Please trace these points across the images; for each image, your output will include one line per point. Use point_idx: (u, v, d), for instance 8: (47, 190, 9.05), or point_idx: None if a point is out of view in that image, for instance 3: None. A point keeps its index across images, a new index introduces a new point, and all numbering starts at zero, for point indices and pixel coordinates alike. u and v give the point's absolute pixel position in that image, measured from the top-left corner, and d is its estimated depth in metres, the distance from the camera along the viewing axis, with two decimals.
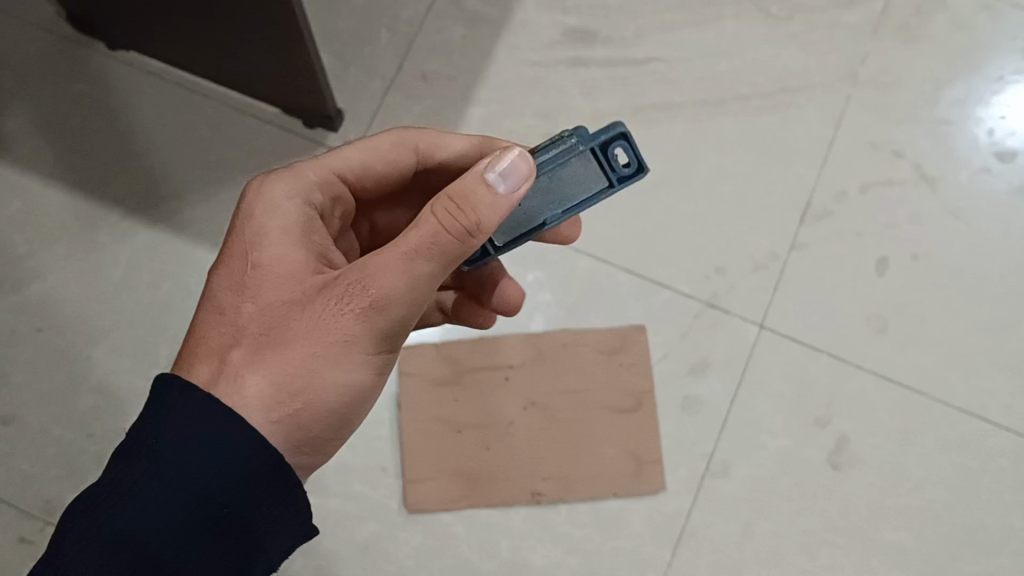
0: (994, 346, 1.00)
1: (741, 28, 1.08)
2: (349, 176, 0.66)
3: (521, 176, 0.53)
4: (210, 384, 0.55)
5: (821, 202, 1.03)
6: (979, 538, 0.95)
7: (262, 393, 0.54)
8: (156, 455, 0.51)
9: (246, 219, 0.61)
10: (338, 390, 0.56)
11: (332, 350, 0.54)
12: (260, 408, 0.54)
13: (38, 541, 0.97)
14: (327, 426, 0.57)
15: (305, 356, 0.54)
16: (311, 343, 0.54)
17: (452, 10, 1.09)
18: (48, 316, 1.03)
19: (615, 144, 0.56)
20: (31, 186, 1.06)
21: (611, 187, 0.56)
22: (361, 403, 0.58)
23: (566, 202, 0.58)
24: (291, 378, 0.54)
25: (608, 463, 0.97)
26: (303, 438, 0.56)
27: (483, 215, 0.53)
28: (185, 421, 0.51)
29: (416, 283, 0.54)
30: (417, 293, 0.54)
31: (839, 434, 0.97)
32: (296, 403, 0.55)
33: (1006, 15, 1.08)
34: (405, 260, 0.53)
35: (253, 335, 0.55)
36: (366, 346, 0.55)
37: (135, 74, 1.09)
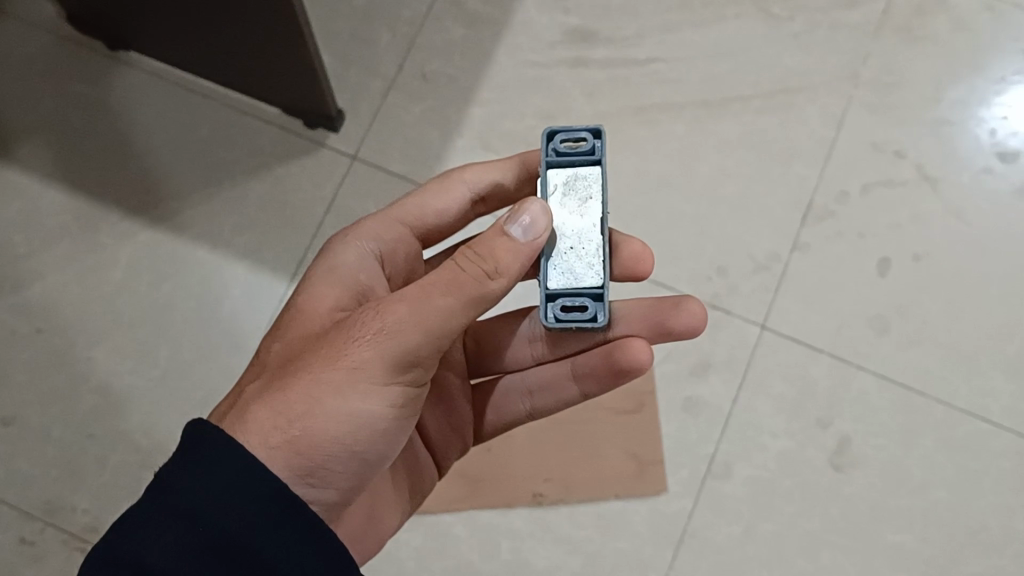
0: (996, 347, 0.99)
1: (742, 28, 1.08)
2: (412, 224, 0.69)
3: (538, 233, 0.56)
4: (226, 419, 0.55)
5: (822, 202, 1.03)
6: (980, 539, 0.95)
7: (265, 416, 0.53)
8: (179, 493, 0.50)
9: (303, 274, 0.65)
10: (343, 419, 0.55)
11: (339, 374, 0.54)
12: (260, 429, 0.53)
13: (38, 542, 0.96)
14: (330, 459, 0.55)
15: (310, 380, 0.54)
16: (318, 368, 0.55)
17: (453, 10, 1.09)
18: (48, 317, 1.02)
19: (564, 140, 0.63)
20: (31, 186, 1.06)
21: (598, 163, 0.62)
22: (367, 439, 0.57)
23: (598, 206, 0.62)
24: (294, 402, 0.54)
25: (609, 464, 0.97)
26: (304, 469, 0.54)
27: (501, 259, 0.56)
28: (212, 456, 0.51)
29: (429, 315, 0.55)
30: (427, 324, 0.55)
31: (840, 435, 0.97)
32: (295, 429, 0.53)
33: (1008, 15, 1.08)
34: (420, 293, 0.55)
35: (273, 372, 0.57)
36: (373, 375, 0.55)
37: (136, 75, 1.08)
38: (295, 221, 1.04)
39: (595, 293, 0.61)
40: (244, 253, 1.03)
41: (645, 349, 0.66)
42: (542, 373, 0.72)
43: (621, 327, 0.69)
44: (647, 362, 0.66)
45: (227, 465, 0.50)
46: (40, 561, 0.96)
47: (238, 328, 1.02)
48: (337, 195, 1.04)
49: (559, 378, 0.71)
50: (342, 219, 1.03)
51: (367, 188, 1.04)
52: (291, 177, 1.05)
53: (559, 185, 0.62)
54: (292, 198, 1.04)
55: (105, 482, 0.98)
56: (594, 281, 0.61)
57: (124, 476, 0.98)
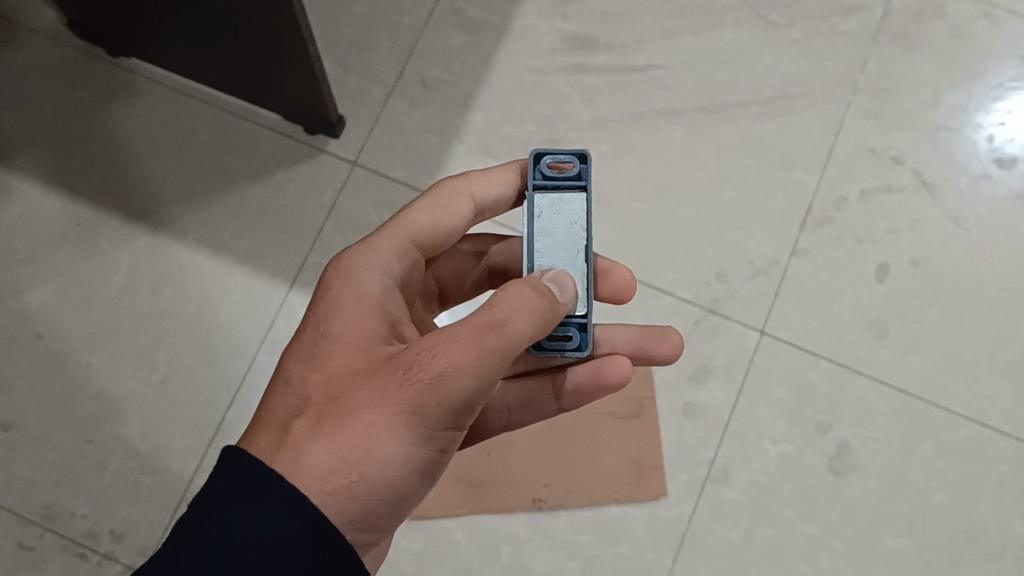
0: (995, 352, 1.00)
1: (740, 35, 1.09)
2: (421, 240, 0.66)
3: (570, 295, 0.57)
4: (270, 455, 0.53)
5: (821, 208, 1.03)
6: (979, 544, 0.95)
7: (319, 462, 0.51)
8: (219, 535, 0.49)
9: (322, 293, 0.60)
10: (397, 465, 0.53)
11: (394, 420, 0.52)
12: (312, 476, 0.51)
13: (38, 547, 0.96)
14: (381, 503, 0.54)
15: (365, 425, 0.52)
16: (372, 412, 0.52)
17: (452, 17, 1.09)
18: (48, 322, 1.03)
19: (550, 162, 0.63)
20: (31, 192, 1.06)
21: (583, 187, 0.63)
22: (417, 482, 0.55)
23: (581, 231, 0.63)
24: (350, 447, 0.52)
25: (609, 469, 0.97)
26: (359, 513, 0.53)
27: (549, 307, 0.55)
28: (260, 502, 0.50)
29: (485, 359, 0.52)
30: (485, 368, 0.52)
31: (840, 440, 0.97)
32: (350, 475, 0.52)
33: (1005, 23, 1.08)
34: (475, 336, 0.52)
35: (318, 405, 0.54)
36: (428, 420, 0.52)
37: (138, 80, 1.09)
38: (295, 227, 1.04)
39: (579, 322, 0.63)
40: (244, 258, 1.04)
41: (623, 364, 0.69)
42: (522, 388, 0.71)
43: (603, 349, 0.72)
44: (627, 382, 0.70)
45: (273, 510, 0.49)
46: (39, 567, 0.96)
47: (238, 334, 1.02)
48: (337, 202, 1.04)
49: (541, 395, 0.70)
50: (343, 224, 1.03)
51: (367, 193, 1.04)
52: (291, 183, 1.05)
53: (546, 207, 0.63)
54: (292, 204, 1.05)
55: (105, 488, 0.98)
56: (579, 310, 0.63)
57: (124, 481, 0.98)
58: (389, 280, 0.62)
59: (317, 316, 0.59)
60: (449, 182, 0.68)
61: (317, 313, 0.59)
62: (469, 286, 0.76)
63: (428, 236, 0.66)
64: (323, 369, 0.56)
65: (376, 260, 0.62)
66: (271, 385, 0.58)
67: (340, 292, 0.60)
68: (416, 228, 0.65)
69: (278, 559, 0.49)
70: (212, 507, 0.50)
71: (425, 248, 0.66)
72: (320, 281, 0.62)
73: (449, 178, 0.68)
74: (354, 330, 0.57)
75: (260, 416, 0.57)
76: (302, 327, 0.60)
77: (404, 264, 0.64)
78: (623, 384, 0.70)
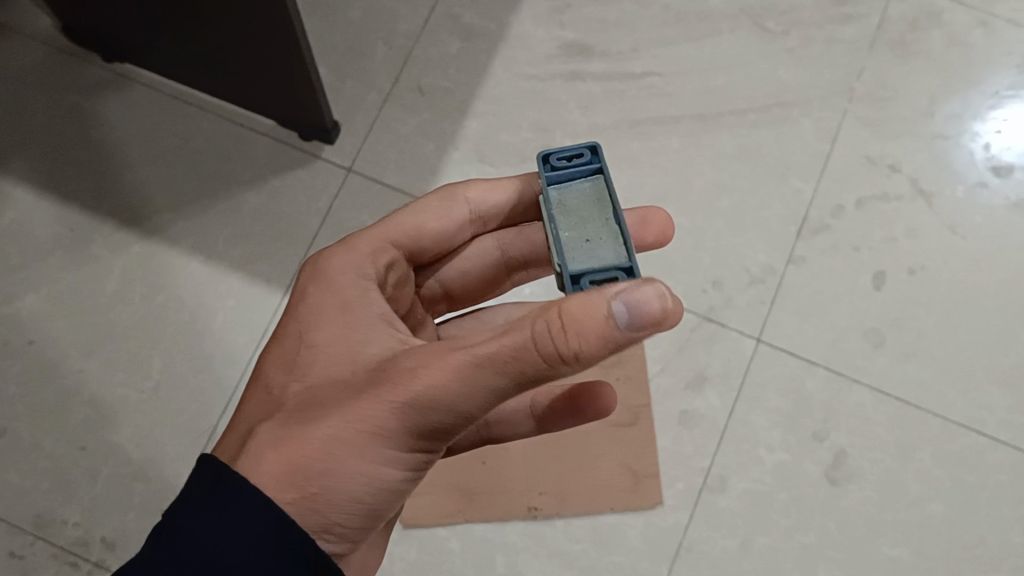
0: (992, 361, 0.99)
1: (737, 43, 1.09)
2: (405, 243, 0.66)
3: (648, 326, 0.44)
4: (236, 460, 0.53)
5: (818, 216, 1.03)
6: (977, 553, 0.95)
7: (283, 471, 0.51)
8: (193, 536, 0.48)
9: (302, 295, 0.60)
10: (364, 480, 0.52)
11: (366, 435, 0.50)
12: (277, 483, 0.51)
13: (28, 556, 0.95)
14: (348, 515, 0.53)
15: (335, 440, 0.51)
16: (344, 429, 0.51)
17: (449, 23, 1.09)
18: (41, 328, 1.02)
19: (557, 157, 0.57)
20: (24, 198, 1.06)
21: (599, 169, 0.56)
22: (387, 497, 0.54)
23: (607, 205, 0.54)
24: (315, 457, 0.51)
25: (605, 477, 0.97)
26: (326, 523, 0.52)
27: (587, 338, 0.45)
28: (234, 510, 0.49)
29: (474, 387, 0.48)
30: (473, 399, 0.49)
31: (837, 449, 0.97)
32: (315, 486, 0.51)
33: (1001, 32, 1.09)
34: (468, 366, 0.48)
35: (290, 412, 0.53)
36: (399, 438, 0.51)
37: (131, 86, 1.08)
38: (289, 233, 1.03)
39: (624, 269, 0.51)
40: (238, 265, 1.03)
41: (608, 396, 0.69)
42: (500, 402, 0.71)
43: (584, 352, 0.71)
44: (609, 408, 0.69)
45: (245, 520, 0.49)
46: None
47: (231, 342, 1.01)
48: (331, 208, 1.04)
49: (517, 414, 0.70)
50: (336, 229, 1.03)
51: (362, 200, 1.04)
52: (286, 189, 1.05)
53: (562, 199, 0.56)
54: (286, 210, 1.04)
55: (96, 495, 0.97)
56: (619, 259, 0.51)
57: (115, 489, 0.97)
58: (366, 280, 0.60)
59: (298, 320, 0.58)
60: (441, 189, 0.68)
61: (298, 318, 0.58)
62: (474, 280, 0.73)
63: (412, 238, 0.66)
64: (301, 379, 0.55)
65: (355, 262, 0.60)
66: (247, 387, 0.58)
67: (322, 297, 0.59)
68: (399, 230, 0.65)
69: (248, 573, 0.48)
70: (186, 516, 0.49)
71: (410, 250, 0.66)
72: (298, 281, 0.61)
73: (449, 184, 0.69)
74: (337, 338, 0.56)
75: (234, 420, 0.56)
76: (284, 326, 0.59)
77: (380, 263, 0.63)
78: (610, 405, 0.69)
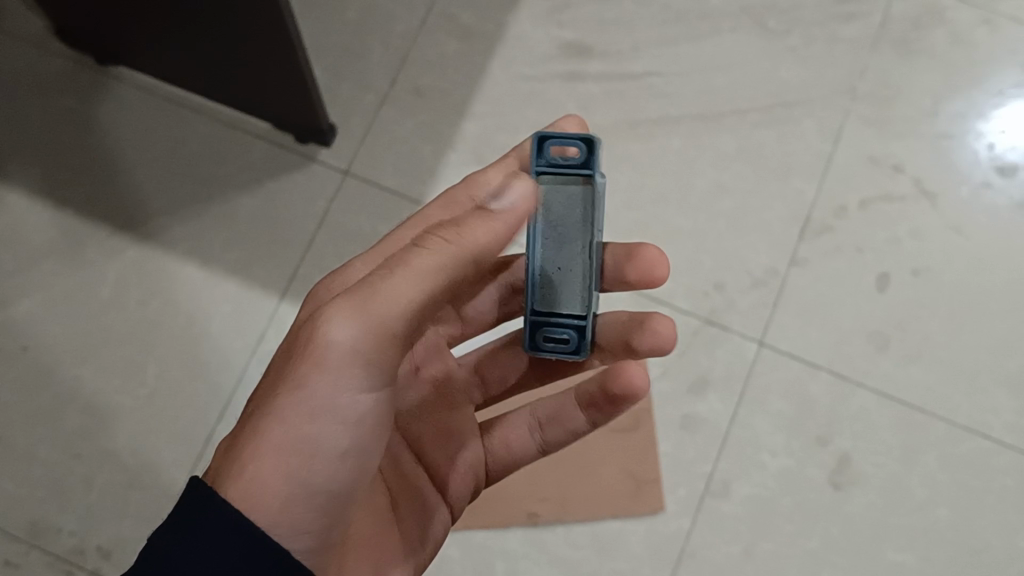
0: (997, 363, 0.98)
1: (738, 42, 1.07)
2: None
3: (516, 202, 0.52)
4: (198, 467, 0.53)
5: (821, 217, 1.02)
6: (983, 558, 0.94)
7: (222, 452, 0.51)
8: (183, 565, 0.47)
9: None
10: (299, 439, 0.52)
11: (289, 384, 0.51)
12: (221, 465, 0.51)
13: (23, 564, 0.94)
14: (297, 488, 0.52)
15: (263, 403, 0.52)
16: (269, 389, 0.52)
17: (447, 24, 1.08)
18: (35, 334, 1.01)
19: (548, 143, 0.58)
20: (17, 203, 1.04)
21: (588, 180, 0.59)
22: (331, 466, 0.53)
23: (584, 229, 0.60)
24: (251, 425, 0.52)
25: (606, 483, 0.96)
26: (274, 502, 0.51)
27: (468, 231, 0.52)
28: (219, 532, 0.48)
29: (372, 301, 0.50)
30: (375, 318, 0.51)
31: (841, 453, 0.95)
32: (255, 458, 0.51)
33: (1005, 29, 1.07)
34: (362, 289, 0.51)
35: (235, 409, 0.55)
36: (321, 381, 0.52)
37: (125, 88, 1.07)
38: (285, 237, 1.02)
39: (578, 324, 0.61)
40: (233, 269, 1.02)
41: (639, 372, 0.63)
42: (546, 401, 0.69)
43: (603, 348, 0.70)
44: (642, 385, 0.63)
45: (233, 538, 0.48)
46: None
47: (226, 347, 1.00)
48: (328, 211, 1.03)
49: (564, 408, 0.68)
50: (333, 233, 1.02)
51: (357, 203, 1.03)
52: (281, 193, 1.04)
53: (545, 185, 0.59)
54: (282, 214, 1.03)
55: (91, 503, 0.96)
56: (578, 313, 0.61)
57: (111, 497, 0.96)
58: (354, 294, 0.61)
59: None
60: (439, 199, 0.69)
61: None
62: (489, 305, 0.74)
63: None
64: None
65: (344, 276, 0.63)
66: None
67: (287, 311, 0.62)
68: (402, 245, 0.66)
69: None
70: (167, 542, 0.48)
71: None
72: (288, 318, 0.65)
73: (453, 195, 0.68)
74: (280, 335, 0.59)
75: None
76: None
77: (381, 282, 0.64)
78: (639, 384, 0.63)
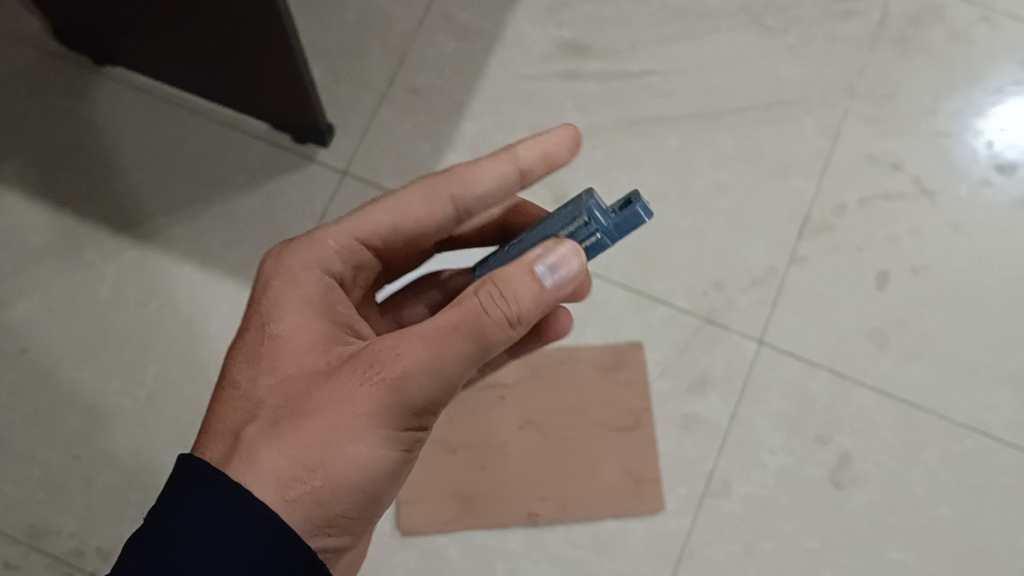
0: (997, 361, 0.98)
1: (736, 40, 1.07)
2: (370, 240, 0.62)
3: (570, 278, 0.52)
4: (222, 462, 0.52)
5: (820, 215, 1.01)
6: (984, 557, 0.93)
7: (277, 468, 0.51)
8: (169, 526, 0.49)
9: (261, 289, 0.59)
10: (360, 464, 0.52)
11: (361, 414, 0.51)
12: (272, 482, 0.50)
13: (23, 566, 0.94)
14: (350, 507, 0.53)
15: (328, 426, 0.51)
16: (335, 413, 0.51)
17: (445, 24, 1.08)
18: (34, 336, 1.01)
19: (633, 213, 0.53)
20: (16, 205, 1.04)
21: None
22: (382, 490, 0.55)
23: None
24: (312, 449, 0.51)
25: (606, 483, 0.96)
26: (324, 517, 0.53)
27: (520, 299, 0.53)
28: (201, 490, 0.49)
29: (447, 355, 0.52)
30: (448, 369, 0.52)
31: (841, 451, 0.95)
32: (317, 479, 0.51)
33: (1003, 27, 1.07)
34: (435, 333, 0.52)
35: (271, 409, 0.53)
36: (391, 416, 0.52)
37: (123, 90, 1.07)
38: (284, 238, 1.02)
39: None
40: (232, 270, 1.02)
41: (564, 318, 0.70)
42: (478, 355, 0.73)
43: None
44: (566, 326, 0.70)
45: (211, 508, 0.49)
46: None
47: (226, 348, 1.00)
48: (327, 211, 1.02)
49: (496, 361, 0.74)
50: None
51: (356, 203, 1.02)
52: (281, 193, 1.03)
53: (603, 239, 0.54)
54: (281, 215, 1.03)
55: (91, 505, 0.96)
56: None
57: (110, 498, 0.96)
58: (328, 276, 0.60)
59: (260, 315, 0.57)
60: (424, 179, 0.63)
61: (260, 312, 0.57)
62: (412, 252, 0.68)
63: (382, 237, 0.62)
64: (271, 372, 0.54)
65: (316, 254, 0.60)
66: (215, 394, 0.56)
67: (283, 289, 0.58)
68: (367, 226, 0.61)
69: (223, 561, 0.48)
70: (155, 515, 0.50)
71: (378, 247, 0.63)
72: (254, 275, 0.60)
73: (432, 180, 0.62)
74: (301, 328, 0.56)
75: (205, 424, 0.55)
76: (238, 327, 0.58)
77: (347, 264, 0.62)
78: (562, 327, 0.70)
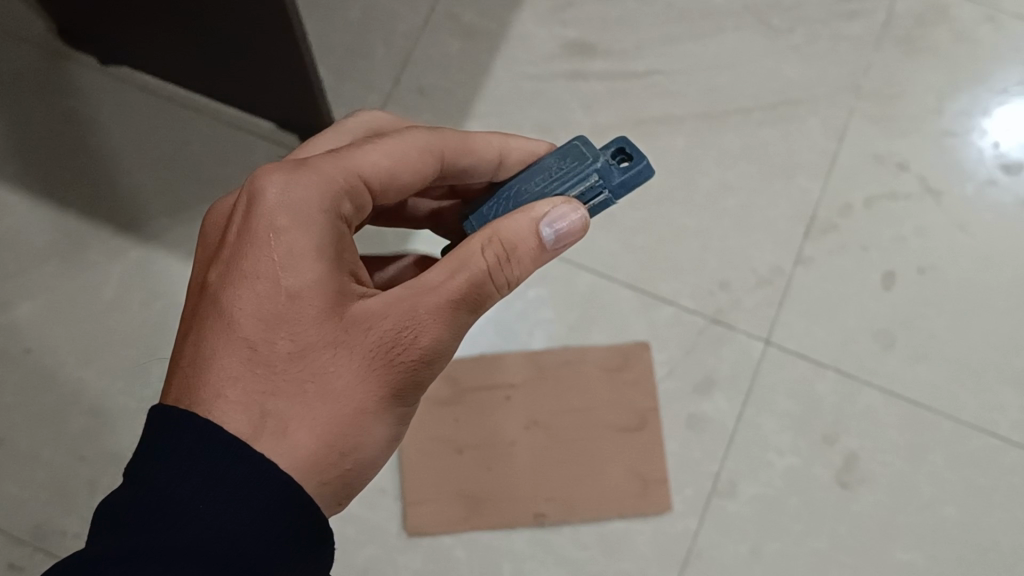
0: (1004, 361, 0.98)
1: (741, 40, 1.07)
2: (371, 179, 0.55)
3: (569, 236, 0.53)
4: (251, 437, 0.49)
5: (826, 215, 1.01)
6: (991, 557, 0.94)
7: (314, 451, 0.50)
8: (150, 481, 0.47)
9: (260, 230, 0.51)
10: (380, 443, 0.53)
11: (387, 397, 0.52)
12: (309, 468, 0.50)
13: (27, 567, 0.94)
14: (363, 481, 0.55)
15: (359, 409, 0.51)
16: (365, 396, 0.51)
17: (450, 24, 1.08)
18: (38, 336, 1.00)
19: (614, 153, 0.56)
20: (19, 205, 1.04)
21: None
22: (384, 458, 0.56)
23: None
24: (344, 433, 0.51)
25: (614, 484, 0.95)
26: (345, 495, 0.53)
27: (521, 260, 0.53)
28: (182, 442, 0.48)
29: (456, 332, 0.53)
30: (452, 345, 0.54)
31: (848, 452, 0.95)
32: (347, 463, 0.51)
33: (1007, 27, 1.07)
34: (448, 308, 0.52)
35: (297, 383, 0.50)
36: (407, 397, 0.53)
37: (128, 89, 1.06)
38: None
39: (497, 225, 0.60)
40: None
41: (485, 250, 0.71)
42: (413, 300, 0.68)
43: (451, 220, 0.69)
44: None
45: (241, 483, 0.47)
46: None
47: None
48: None
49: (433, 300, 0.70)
50: None
51: None
52: None
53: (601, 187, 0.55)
54: None
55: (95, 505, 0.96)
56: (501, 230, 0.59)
57: None
58: (340, 219, 0.53)
59: (269, 265, 0.51)
60: (420, 131, 0.58)
61: (269, 262, 0.51)
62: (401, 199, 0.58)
63: (381, 179, 0.56)
64: (292, 337, 0.50)
65: (325, 187, 0.52)
66: (214, 351, 0.50)
67: (292, 235, 0.51)
68: (368, 164, 0.55)
69: (250, 546, 0.47)
70: (164, 481, 0.47)
71: (375, 191, 0.56)
72: (244, 211, 0.52)
73: (426, 134, 0.58)
74: (321, 285, 0.51)
75: (213, 386, 0.50)
76: (246, 269, 0.51)
77: (351, 205, 0.54)
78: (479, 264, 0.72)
